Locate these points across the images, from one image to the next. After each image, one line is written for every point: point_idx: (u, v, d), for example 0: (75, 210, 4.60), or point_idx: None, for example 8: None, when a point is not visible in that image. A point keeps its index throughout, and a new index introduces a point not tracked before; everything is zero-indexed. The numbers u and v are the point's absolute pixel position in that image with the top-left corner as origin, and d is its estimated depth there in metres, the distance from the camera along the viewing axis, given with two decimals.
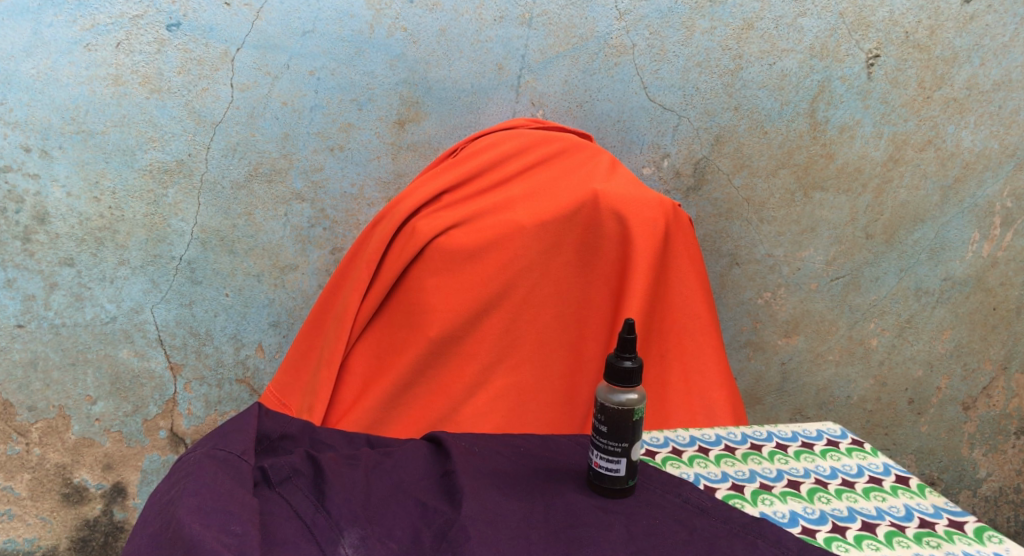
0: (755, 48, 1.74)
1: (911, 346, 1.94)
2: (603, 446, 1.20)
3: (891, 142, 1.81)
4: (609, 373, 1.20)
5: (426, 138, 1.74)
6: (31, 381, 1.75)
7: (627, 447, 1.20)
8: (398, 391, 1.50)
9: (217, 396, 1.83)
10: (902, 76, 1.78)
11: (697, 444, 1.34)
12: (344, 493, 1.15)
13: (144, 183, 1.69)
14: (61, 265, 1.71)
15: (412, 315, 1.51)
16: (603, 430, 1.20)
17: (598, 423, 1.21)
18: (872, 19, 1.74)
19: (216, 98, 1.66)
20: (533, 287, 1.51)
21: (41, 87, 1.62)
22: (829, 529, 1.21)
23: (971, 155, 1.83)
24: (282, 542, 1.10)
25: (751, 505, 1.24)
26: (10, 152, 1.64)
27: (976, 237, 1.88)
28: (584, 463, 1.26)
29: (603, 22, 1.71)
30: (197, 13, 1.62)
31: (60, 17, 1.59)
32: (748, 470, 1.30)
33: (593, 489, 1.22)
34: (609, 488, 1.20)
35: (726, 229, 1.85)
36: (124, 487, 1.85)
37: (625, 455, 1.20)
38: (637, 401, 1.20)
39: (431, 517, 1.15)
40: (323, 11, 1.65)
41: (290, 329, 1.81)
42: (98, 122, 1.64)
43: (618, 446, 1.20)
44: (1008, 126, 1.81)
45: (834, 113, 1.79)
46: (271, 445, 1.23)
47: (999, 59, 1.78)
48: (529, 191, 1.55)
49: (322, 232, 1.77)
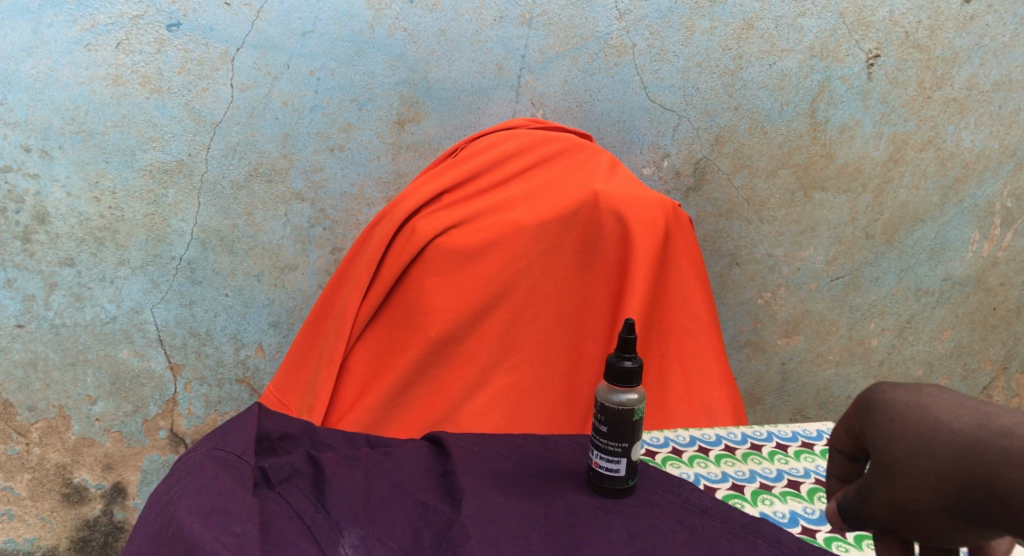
0: (755, 48, 1.74)
1: (911, 346, 1.97)
2: (601, 445, 1.21)
3: (891, 143, 1.82)
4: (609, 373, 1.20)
5: (426, 138, 1.74)
6: (31, 381, 1.75)
7: (627, 447, 1.21)
8: (398, 391, 1.50)
9: (217, 396, 1.83)
10: (902, 76, 1.78)
11: (697, 444, 1.36)
12: (344, 493, 1.15)
13: (144, 183, 1.68)
14: (61, 265, 1.70)
15: (412, 315, 1.51)
16: (603, 430, 1.22)
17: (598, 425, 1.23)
18: (872, 19, 1.74)
19: (216, 98, 1.66)
20: (533, 287, 1.52)
21: (41, 87, 1.60)
22: (829, 529, 1.24)
23: (971, 155, 1.84)
24: (282, 542, 1.09)
25: (752, 505, 1.26)
26: (10, 152, 1.63)
27: (976, 237, 1.89)
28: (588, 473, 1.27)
29: (603, 22, 1.71)
30: (197, 13, 1.61)
31: (60, 17, 1.58)
32: (748, 470, 1.32)
33: (593, 490, 1.22)
34: (608, 488, 1.21)
35: (726, 229, 1.85)
36: (124, 487, 1.85)
37: (625, 455, 1.21)
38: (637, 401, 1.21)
39: (431, 517, 1.14)
40: (323, 11, 1.64)
41: (290, 328, 1.82)
42: (98, 122, 1.63)
43: (618, 446, 1.21)
44: (1008, 126, 1.83)
45: (834, 113, 1.79)
46: (270, 444, 1.23)
47: (999, 59, 1.79)
48: (528, 191, 1.55)
49: (322, 232, 1.77)
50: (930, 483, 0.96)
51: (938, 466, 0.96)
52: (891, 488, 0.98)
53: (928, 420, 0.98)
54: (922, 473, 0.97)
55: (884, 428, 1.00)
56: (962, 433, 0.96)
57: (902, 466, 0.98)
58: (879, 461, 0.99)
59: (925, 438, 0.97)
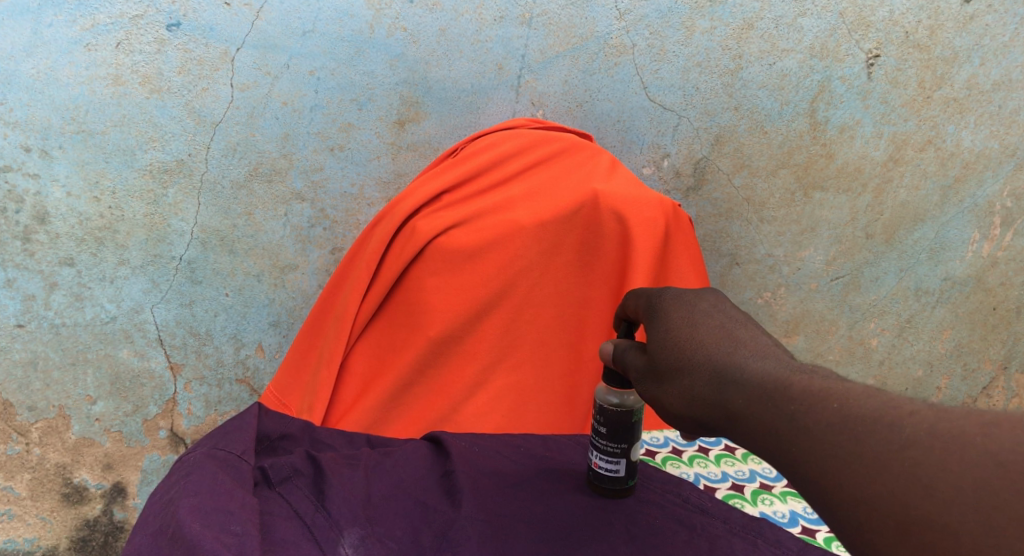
0: (755, 48, 1.74)
1: (911, 346, 1.99)
2: (597, 445, 1.23)
3: (891, 143, 1.83)
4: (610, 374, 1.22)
5: (426, 138, 1.75)
6: (31, 381, 1.74)
7: (626, 448, 1.22)
8: (399, 391, 1.50)
9: (217, 396, 1.84)
10: (901, 76, 1.78)
11: (697, 444, 1.39)
12: (344, 492, 1.14)
13: (144, 183, 1.68)
14: (61, 265, 1.69)
15: (412, 315, 1.51)
16: (602, 431, 1.23)
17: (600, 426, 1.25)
18: (872, 19, 1.74)
19: (216, 98, 1.65)
20: (533, 287, 1.52)
21: (41, 87, 1.60)
22: (828, 529, 1.27)
23: (971, 155, 1.85)
24: (282, 542, 1.08)
25: (752, 505, 1.29)
26: (10, 152, 1.62)
27: (976, 237, 1.91)
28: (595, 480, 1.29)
29: (603, 22, 1.71)
30: (197, 13, 1.61)
31: (60, 17, 1.57)
32: (748, 470, 1.35)
33: (592, 490, 1.22)
34: (609, 489, 1.21)
35: (727, 229, 1.86)
36: (124, 487, 1.86)
37: (625, 456, 1.22)
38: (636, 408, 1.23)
39: (431, 517, 1.14)
40: (323, 11, 1.64)
41: (290, 328, 1.83)
42: (98, 122, 1.63)
43: (618, 447, 1.22)
44: (1008, 126, 1.84)
45: (834, 113, 1.80)
46: (270, 445, 1.23)
47: (999, 59, 1.79)
48: (529, 191, 1.55)
49: (322, 232, 1.78)
50: (682, 393, 1.12)
51: (693, 382, 1.11)
52: (659, 390, 1.14)
53: (691, 341, 1.13)
54: (685, 387, 1.12)
55: (660, 336, 1.16)
56: (714, 357, 1.11)
57: (672, 376, 1.13)
58: (656, 369, 1.15)
59: (684, 354, 1.13)
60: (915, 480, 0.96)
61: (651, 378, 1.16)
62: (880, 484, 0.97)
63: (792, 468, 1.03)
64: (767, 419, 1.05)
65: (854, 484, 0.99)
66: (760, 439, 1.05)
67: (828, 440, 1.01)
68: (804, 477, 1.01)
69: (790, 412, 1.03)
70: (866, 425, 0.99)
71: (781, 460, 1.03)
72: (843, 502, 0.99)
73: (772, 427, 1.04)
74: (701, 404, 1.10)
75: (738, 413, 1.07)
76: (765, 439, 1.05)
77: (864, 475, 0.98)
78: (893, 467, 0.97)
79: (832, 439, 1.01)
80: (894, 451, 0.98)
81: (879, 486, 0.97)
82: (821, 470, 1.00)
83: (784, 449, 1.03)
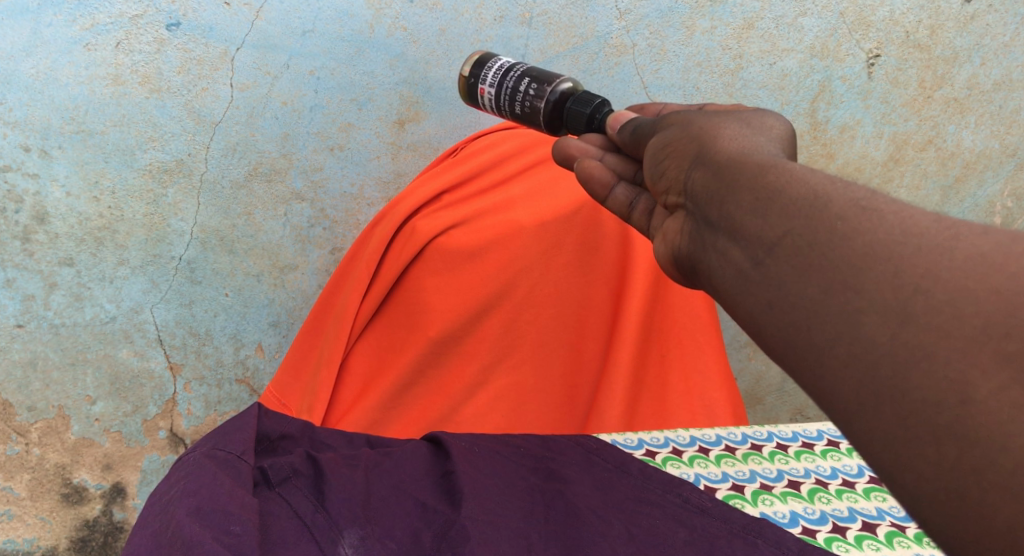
0: (755, 48, 1.77)
1: None
2: (502, 109, 1.31)
3: (891, 142, 1.92)
4: (581, 122, 1.25)
5: (426, 138, 1.76)
6: (31, 381, 1.73)
7: (504, 112, 1.31)
8: (399, 391, 1.49)
9: (217, 396, 1.87)
10: (901, 75, 1.85)
11: (697, 444, 1.40)
12: (344, 493, 1.11)
13: (144, 183, 1.65)
14: (61, 265, 1.67)
15: (411, 316, 1.50)
16: (518, 111, 1.29)
17: (520, 97, 1.28)
18: (872, 19, 1.79)
19: (216, 98, 1.62)
20: (533, 287, 1.52)
21: (41, 87, 1.54)
22: (829, 529, 1.27)
23: (971, 155, 1.96)
24: (282, 542, 1.05)
25: (752, 505, 1.29)
26: (10, 152, 1.58)
27: None
28: (475, 58, 1.34)
29: (603, 22, 1.71)
30: (196, 13, 1.57)
31: (59, 17, 1.51)
32: (748, 470, 1.36)
33: (469, 73, 1.33)
34: (470, 87, 1.33)
35: None
36: (124, 487, 1.88)
37: (497, 110, 1.32)
38: (579, 177, 1.16)
39: (431, 517, 1.12)
40: (323, 10, 1.61)
41: (290, 328, 1.86)
42: (98, 122, 1.59)
43: (506, 108, 1.30)
44: (1008, 126, 1.94)
45: (834, 113, 1.87)
46: (271, 444, 1.22)
47: (999, 59, 1.87)
48: (529, 190, 1.55)
49: (322, 232, 1.79)
50: (730, 149, 0.94)
51: (749, 152, 0.93)
52: (703, 153, 0.96)
53: (756, 129, 0.97)
54: (736, 153, 0.93)
55: (731, 117, 0.99)
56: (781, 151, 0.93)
57: (725, 144, 0.95)
58: (704, 137, 0.98)
59: (750, 137, 0.96)
60: (1017, 287, 0.74)
61: (698, 145, 0.98)
62: (962, 275, 0.76)
63: (822, 239, 0.82)
64: (821, 186, 0.85)
65: (921, 273, 0.77)
66: (796, 200, 0.85)
67: (901, 227, 0.79)
68: (836, 250, 0.81)
69: (866, 194, 0.83)
70: (974, 232, 0.78)
71: (826, 237, 0.82)
72: (883, 288, 0.78)
73: (822, 194, 0.84)
74: (747, 164, 0.90)
75: (785, 171, 0.87)
76: (803, 203, 0.84)
77: (941, 265, 0.77)
78: (1005, 268, 0.75)
79: (911, 226, 0.79)
80: (1000, 255, 0.76)
81: (959, 280, 0.76)
82: (869, 251, 0.79)
83: (834, 226, 0.82)
